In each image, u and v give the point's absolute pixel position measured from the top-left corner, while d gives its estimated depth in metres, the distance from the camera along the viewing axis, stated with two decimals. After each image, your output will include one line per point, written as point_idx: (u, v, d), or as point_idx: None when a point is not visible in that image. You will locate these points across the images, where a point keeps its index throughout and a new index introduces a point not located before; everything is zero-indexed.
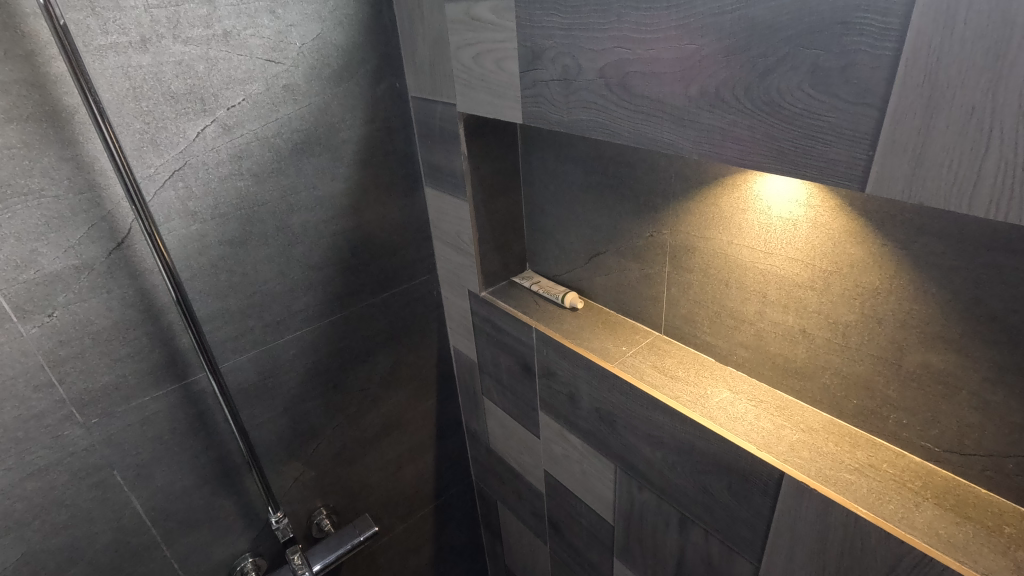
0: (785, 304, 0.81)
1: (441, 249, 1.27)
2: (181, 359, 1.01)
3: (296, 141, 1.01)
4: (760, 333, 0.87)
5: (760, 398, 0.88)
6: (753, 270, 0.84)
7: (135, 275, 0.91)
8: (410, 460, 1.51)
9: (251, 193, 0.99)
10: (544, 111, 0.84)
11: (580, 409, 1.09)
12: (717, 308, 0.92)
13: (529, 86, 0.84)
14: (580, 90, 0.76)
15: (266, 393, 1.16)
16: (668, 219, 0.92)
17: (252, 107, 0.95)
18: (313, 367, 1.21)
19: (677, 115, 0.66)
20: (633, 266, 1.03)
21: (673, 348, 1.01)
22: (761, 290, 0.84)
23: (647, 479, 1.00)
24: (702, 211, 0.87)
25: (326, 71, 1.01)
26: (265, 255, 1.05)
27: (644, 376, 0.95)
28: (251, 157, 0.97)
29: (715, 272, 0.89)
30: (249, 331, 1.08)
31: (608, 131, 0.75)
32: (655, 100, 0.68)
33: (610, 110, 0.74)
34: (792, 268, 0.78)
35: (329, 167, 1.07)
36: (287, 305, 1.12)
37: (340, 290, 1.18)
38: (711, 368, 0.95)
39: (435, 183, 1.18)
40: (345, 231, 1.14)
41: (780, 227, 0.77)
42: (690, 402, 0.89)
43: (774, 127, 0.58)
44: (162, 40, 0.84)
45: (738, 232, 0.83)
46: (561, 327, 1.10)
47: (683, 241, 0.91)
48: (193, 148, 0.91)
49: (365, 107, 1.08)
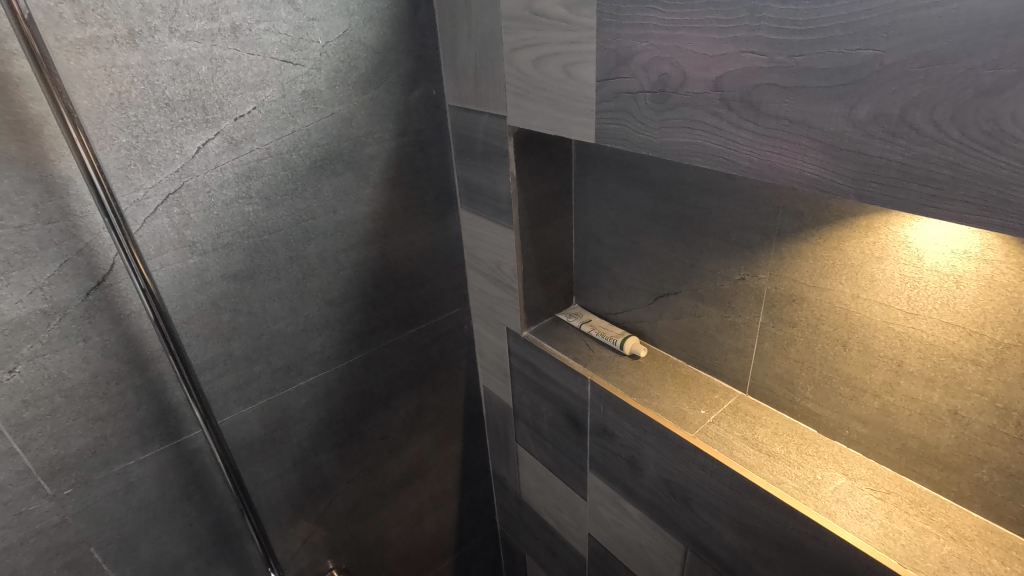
0: (929, 378, 0.65)
1: (476, 279, 1.11)
2: (173, 415, 0.84)
3: (316, 157, 0.85)
4: (888, 408, 0.70)
5: (885, 488, 0.71)
6: (885, 332, 0.67)
7: (119, 319, 0.75)
8: (431, 510, 1.35)
9: (262, 220, 0.83)
10: (625, 129, 0.67)
11: (642, 477, 0.92)
12: (828, 372, 0.75)
13: (608, 98, 0.68)
14: (682, 106, 0.60)
15: (273, 448, 0.99)
16: (767, 261, 0.76)
17: (263, 117, 0.78)
18: (328, 416, 1.04)
19: (830, 143, 0.50)
20: (713, 311, 0.86)
21: (761, 412, 0.84)
22: (895, 356, 0.67)
23: (728, 569, 0.83)
24: (818, 257, 0.70)
25: (352, 75, 0.84)
26: (276, 291, 0.88)
27: (734, 451, 0.78)
28: (262, 177, 0.81)
29: (829, 329, 0.73)
30: (255, 378, 0.92)
31: (719, 159, 0.59)
32: (799, 123, 0.52)
33: (726, 134, 0.57)
34: (946, 335, 0.62)
35: (353, 187, 0.91)
36: (300, 347, 0.95)
37: (361, 328, 1.02)
38: (815, 444, 0.78)
39: (473, 205, 1.01)
40: (368, 260, 0.97)
41: (934, 284, 0.61)
42: (798, 491, 0.72)
43: (997, 168, 0.41)
44: (156, 34, 0.68)
45: (870, 285, 0.67)
46: (621, 380, 0.93)
47: (787, 289, 0.75)
48: (192, 166, 0.75)
49: (395, 117, 0.91)
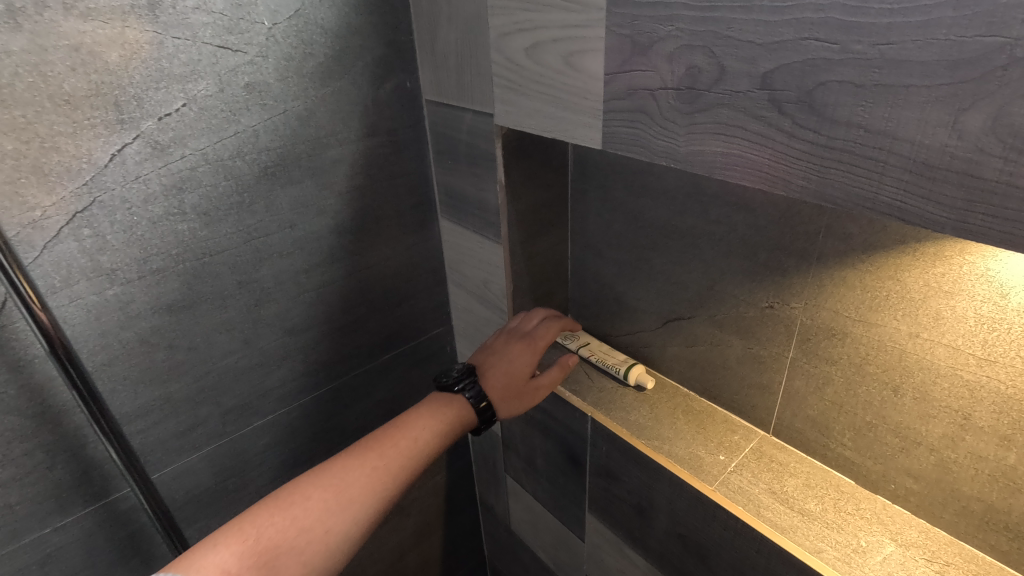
0: (1004, 435, 0.54)
1: (460, 297, 0.98)
2: (97, 472, 0.71)
3: (266, 164, 0.71)
4: (947, 465, 0.60)
5: (943, 558, 0.60)
6: (949, 379, 0.56)
7: (18, 367, 0.61)
8: (414, 545, 1.23)
9: (200, 240, 0.69)
10: (642, 135, 0.55)
11: (652, 527, 0.81)
12: (873, 419, 0.64)
13: (621, 96, 0.55)
14: (717, 108, 0.48)
15: (226, 498, 0.86)
16: (804, 288, 0.64)
17: (196, 115, 0.64)
18: (291, 457, 0.91)
19: (923, 161, 0.38)
20: (735, 341, 0.75)
21: (789, 458, 0.73)
22: (961, 407, 0.56)
23: None
24: (868, 287, 0.59)
25: (309, 64, 0.70)
26: (222, 321, 0.75)
27: (763, 510, 0.67)
28: (198, 188, 0.67)
29: (877, 370, 0.62)
30: (201, 423, 0.78)
31: (763, 176, 0.47)
32: (880, 133, 0.40)
33: (776, 144, 0.45)
34: None
35: (314, 197, 0.77)
36: (256, 383, 0.82)
37: (328, 357, 0.88)
38: (855, 499, 0.67)
39: (456, 215, 0.88)
40: (334, 281, 0.84)
41: (1020, 326, 0.50)
42: (841, 564, 0.60)
43: None
44: (45, 12, 0.53)
45: (933, 323, 0.55)
46: (627, 418, 0.81)
47: (826, 322, 0.64)
48: (105, 177, 0.60)
49: (364, 114, 0.77)
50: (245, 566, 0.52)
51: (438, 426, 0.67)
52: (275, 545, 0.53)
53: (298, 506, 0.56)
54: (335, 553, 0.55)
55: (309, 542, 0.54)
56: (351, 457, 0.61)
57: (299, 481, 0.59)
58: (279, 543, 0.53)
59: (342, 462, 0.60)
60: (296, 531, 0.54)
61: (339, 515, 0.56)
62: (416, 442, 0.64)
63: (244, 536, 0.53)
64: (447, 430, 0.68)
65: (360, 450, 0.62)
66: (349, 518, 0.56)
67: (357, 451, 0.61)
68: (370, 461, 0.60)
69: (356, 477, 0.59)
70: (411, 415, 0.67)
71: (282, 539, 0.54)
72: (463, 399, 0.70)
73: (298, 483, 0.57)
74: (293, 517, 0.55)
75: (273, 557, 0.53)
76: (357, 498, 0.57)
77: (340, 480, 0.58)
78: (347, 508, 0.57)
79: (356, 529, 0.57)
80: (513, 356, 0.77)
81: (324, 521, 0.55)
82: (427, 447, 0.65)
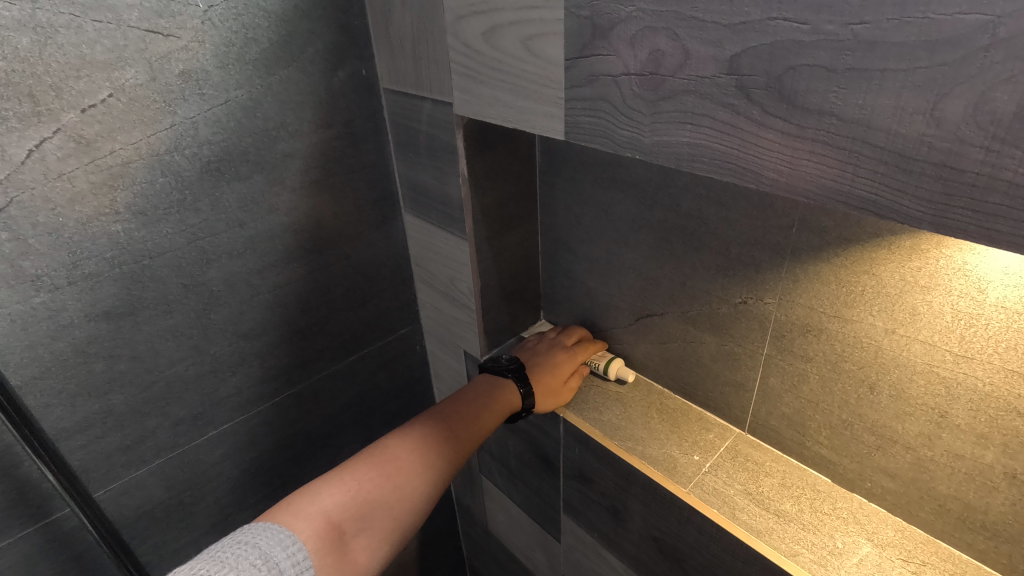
0: (981, 434, 0.53)
1: (427, 295, 0.94)
2: (34, 492, 0.67)
3: (209, 159, 0.66)
4: (924, 463, 0.58)
5: (919, 558, 0.59)
6: (926, 376, 0.54)
7: None
8: None
9: (138, 242, 0.64)
10: (605, 125, 0.51)
11: (627, 530, 0.78)
12: (848, 417, 0.62)
13: (582, 84, 0.51)
14: (681, 95, 0.45)
15: (182, 512, 0.82)
16: (777, 283, 0.62)
17: (125, 107, 0.59)
18: (252, 467, 0.87)
19: (899, 152, 0.35)
20: (709, 338, 0.72)
21: (764, 456, 0.71)
22: (938, 405, 0.54)
23: None
24: (842, 282, 0.56)
25: (252, 50, 0.65)
26: (167, 328, 0.70)
27: (738, 512, 0.65)
28: (132, 186, 0.62)
29: (852, 368, 0.60)
30: (150, 436, 0.74)
31: (731, 168, 0.44)
32: (854, 122, 0.37)
33: (744, 134, 0.42)
34: (1009, 385, 0.49)
35: (264, 194, 0.72)
36: (209, 392, 0.77)
37: (288, 362, 0.84)
38: (832, 499, 0.66)
39: (420, 210, 0.84)
40: (291, 282, 0.79)
41: (998, 322, 0.48)
42: (816, 567, 0.59)
43: None
44: None
45: (910, 319, 0.53)
46: (600, 418, 0.79)
47: (801, 318, 0.61)
48: (24, 175, 0.55)
49: (316, 104, 0.72)
50: (347, 515, 0.58)
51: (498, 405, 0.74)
52: (373, 499, 0.60)
53: (392, 464, 0.63)
54: (417, 508, 0.62)
55: (400, 498, 0.61)
56: (430, 426, 0.68)
57: (382, 443, 0.65)
58: (374, 499, 0.60)
59: (422, 429, 0.67)
60: (389, 488, 0.61)
61: (424, 477, 0.63)
62: (483, 418, 0.72)
63: (347, 488, 0.59)
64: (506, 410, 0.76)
65: (438, 420, 0.69)
66: (433, 479, 0.64)
67: (436, 419, 0.69)
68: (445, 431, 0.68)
69: (436, 445, 0.66)
70: (475, 392, 0.75)
71: (378, 494, 0.60)
72: (513, 386, 0.77)
73: (386, 445, 0.64)
74: (388, 474, 0.62)
75: (370, 511, 0.59)
76: (439, 464, 0.65)
77: (425, 447, 0.65)
78: (429, 471, 0.64)
79: (435, 490, 0.64)
80: (545, 351, 0.83)
81: (412, 481, 0.62)
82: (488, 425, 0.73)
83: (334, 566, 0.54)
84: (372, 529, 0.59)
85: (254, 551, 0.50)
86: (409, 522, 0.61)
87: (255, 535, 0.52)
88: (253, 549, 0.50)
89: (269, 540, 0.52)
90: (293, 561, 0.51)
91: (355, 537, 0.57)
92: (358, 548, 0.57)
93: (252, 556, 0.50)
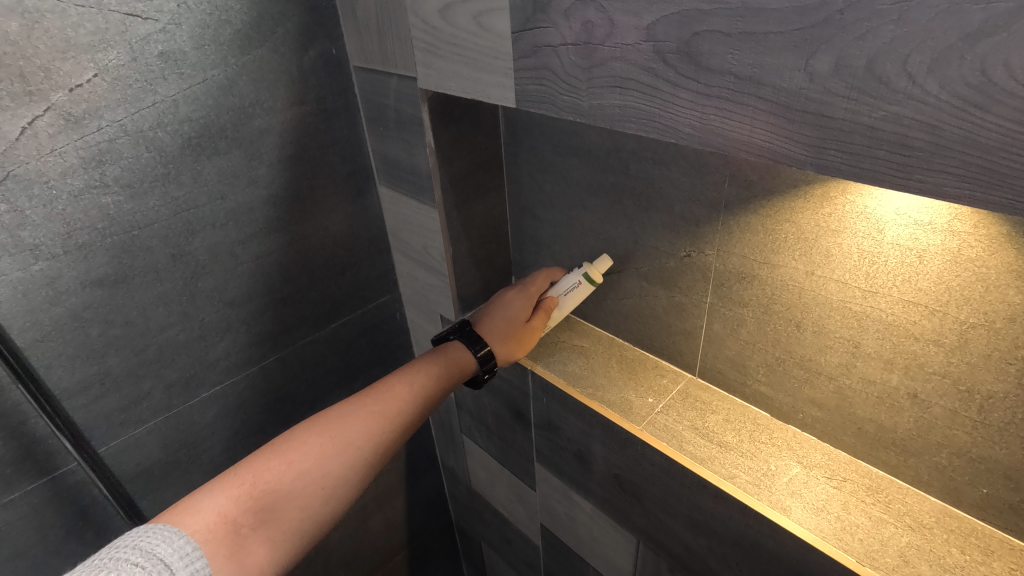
0: (887, 360, 0.60)
1: (404, 264, 0.99)
2: (42, 448, 0.73)
3: (189, 135, 0.71)
4: (844, 391, 0.65)
5: (841, 475, 0.66)
6: (841, 311, 0.61)
7: None
8: (377, 508, 1.27)
9: (127, 213, 0.69)
10: (550, 92, 0.57)
11: (591, 471, 0.86)
12: (780, 354, 0.69)
13: (528, 55, 0.57)
14: (610, 61, 0.50)
15: (179, 469, 0.88)
16: (715, 236, 0.68)
17: (109, 86, 0.63)
18: (242, 428, 0.93)
19: (785, 104, 0.41)
20: (661, 291, 0.79)
21: (712, 397, 0.78)
22: (852, 336, 0.61)
23: (682, 562, 0.78)
24: (768, 230, 0.63)
25: (226, 30, 0.69)
26: (157, 295, 0.75)
27: (685, 444, 0.72)
28: (119, 161, 0.67)
29: (781, 308, 0.66)
30: (145, 397, 0.79)
31: (654, 125, 0.50)
32: (748, 79, 0.43)
33: (663, 95, 0.48)
34: (907, 314, 0.56)
35: (243, 168, 0.77)
36: (200, 356, 0.83)
37: (273, 328, 0.89)
38: (769, 430, 0.73)
39: (392, 182, 0.89)
40: (272, 251, 0.84)
41: (894, 258, 0.54)
42: (751, 486, 0.66)
43: (985, 130, 0.34)
44: None
45: (824, 260, 0.60)
46: (565, 370, 0.85)
47: (736, 266, 0.68)
48: (18, 151, 0.60)
49: (289, 82, 0.77)
50: (243, 508, 0.53)
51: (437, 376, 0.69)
52: (274, 489, 0.55)
53: (300, 448, 0.57)
54: (329, 494, 0.57)
55: (307, 486, 0.56)
56: (348, 405, 0.62)
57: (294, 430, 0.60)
58: (277, 488, 0.55)
59: (339, 409, 0.61)
60: (293, 476, 0.56)
61: (337, 460, 0.58)
62: (413, 391, 0.66)
63: (242, 481, 0.54)
64: (442, 379, 0.70)
65: (360, 398, 0.63)
66: (346, 462, 0.58)
67: (356, 397, 0.63)
68: (366, 409, 0.62)
69: (352, 425, 0.60)
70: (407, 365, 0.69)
71: (280, 482, 0.55)
72: (457, 346, 0.74)
73: (292, 431, 0.59)
74: (290, 462, 0.56)
75: (271, 501, 0.54)
76: (356, 444, 0.59)
77: (338, 428, 0.60)
78: (343, 453, 0.59)
79: (354, 473, 0.59)
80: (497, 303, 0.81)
81: (322, 466, 0.57)
82: (424, 396, 0.66)
83: (225, 563, 0.49)
84: (277, 519, 0.54)
85: (135, 551, 0.46)
86: (322, 508, 0.57)
87: (135, 537, 0.48)
88: (131, 550, 0.46)
89: (152, 539, 0.47)
90: (179, 556, 0.47)
91: (256, 529, 0.53)
92: (259, 541, 0.52)
93: (131, 555, 0.46)
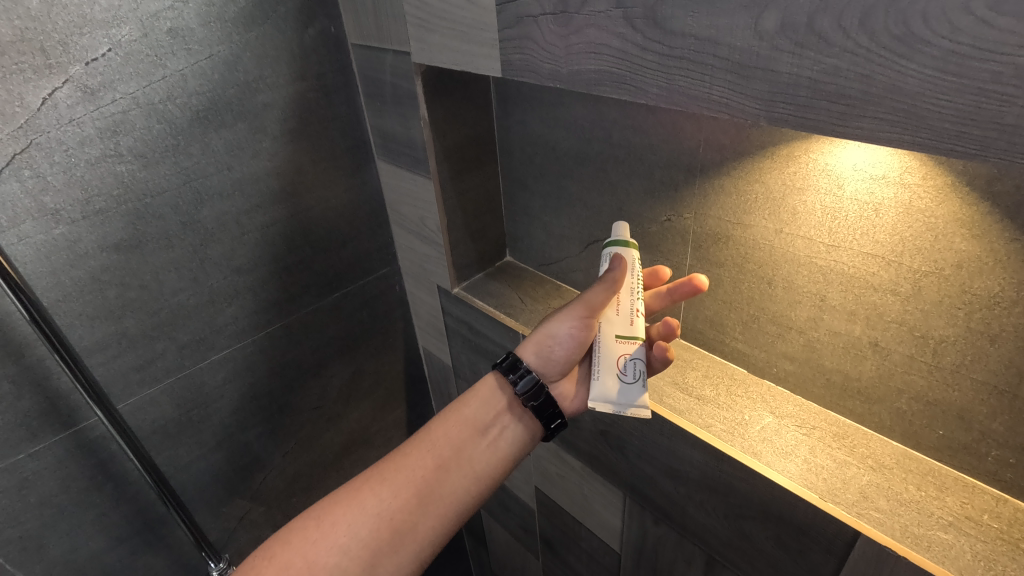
0: (851, 311, 0.63)
1: (402, 236, 1.03)
2: (64, 402, 0.78)
3: (197, 108, 0.75)
4: (812, 343, 0.69)
5: (811, 424, 0.71)
6: (808, 267, 0.65)
7: None
8: None
9: (140, 181, 0.74)
10: (531, 60, 0.61)
11: (580, 429, 0.90)
12: (754, 311, 0.73)
13: (511, 25, 0.61)
14: (585, 28, 0.54)
15: (190, 428, 0.93)
16: (692, 199, 0.72)
17: (123, 60, 0.68)
18: (250, 392, 0.98)
19: (738, 62, 0.45)
20: (644, 256, 0.83)
21: (693, 356, 0.83)
22: (819, 290, 0.65)
23: (664, 512, 0.83)
24: (740, 192, 0.67)
25: (230, 8, 0.74)
26: (169, 261, 0.80)
27: (665, 398, 0.76)
28: (132, 131, 0.71)
29: (754, 266, 0.70)
30: (159, 358, 0.85)
31: (626, 87, 0.54)
32: (706, 39, 0.46)
33: (632, 58, 0.52)
34: (867, 267, 0.60)
35: (248, 141, 0.82)
36: (209, 320, 0.88)
37: (277, 295, 0.94)
38: (746, 385, 0.77)
39: (389, 155, 0.93)
40: (276, 221, 0.89)
41: (854, 214, 0.58)
42: (725, 433, 0.70)
43: (908, 78, 0.38)
44: None
45: (792, 219, 0.64)
46: None
47: (712, 227, 0.72)
48: (39, 120, 0.65)
49: (291, 59, 0.81)
50: None
51: (445, 422, 0.65)
52: None
53: (291, 540, 0.57)
54: None
55: None
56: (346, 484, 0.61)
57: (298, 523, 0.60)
58: None
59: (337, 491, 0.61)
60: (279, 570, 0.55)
61: (324, 547, 0.56)
62: (416, 454, 0.62)
63: None
64: (455, 432, 0.65)
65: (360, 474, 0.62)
66: (338, 546, 0.57)
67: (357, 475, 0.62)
68: (362, 486, 0.60)
69: (346, 507, 0.59)
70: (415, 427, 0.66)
71: None
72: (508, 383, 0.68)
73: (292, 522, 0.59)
74: (279, 556, 0.56)
75: None
76: (346, 524, 0.58)
77: (326, 512, 0.59)
78: (332, 538, 0.57)
79: (348, 557, 0.56)
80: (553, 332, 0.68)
81: (312, 555, 0.56)
82: (428, 452, 0.63)
83: None
84: None
85: None
86: None
87: None
88: None
89: None
90: None
91: None
92: None
93: None
